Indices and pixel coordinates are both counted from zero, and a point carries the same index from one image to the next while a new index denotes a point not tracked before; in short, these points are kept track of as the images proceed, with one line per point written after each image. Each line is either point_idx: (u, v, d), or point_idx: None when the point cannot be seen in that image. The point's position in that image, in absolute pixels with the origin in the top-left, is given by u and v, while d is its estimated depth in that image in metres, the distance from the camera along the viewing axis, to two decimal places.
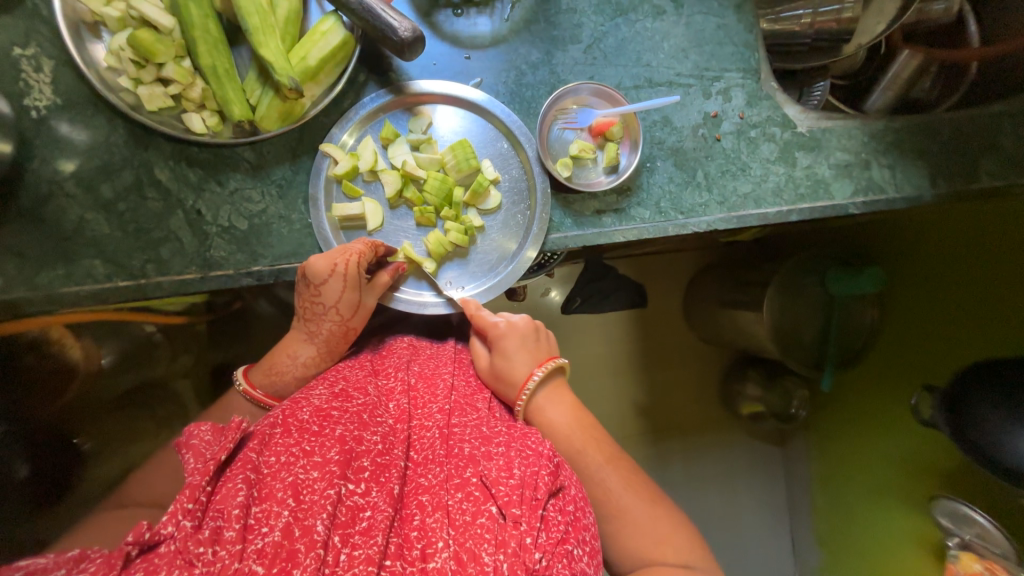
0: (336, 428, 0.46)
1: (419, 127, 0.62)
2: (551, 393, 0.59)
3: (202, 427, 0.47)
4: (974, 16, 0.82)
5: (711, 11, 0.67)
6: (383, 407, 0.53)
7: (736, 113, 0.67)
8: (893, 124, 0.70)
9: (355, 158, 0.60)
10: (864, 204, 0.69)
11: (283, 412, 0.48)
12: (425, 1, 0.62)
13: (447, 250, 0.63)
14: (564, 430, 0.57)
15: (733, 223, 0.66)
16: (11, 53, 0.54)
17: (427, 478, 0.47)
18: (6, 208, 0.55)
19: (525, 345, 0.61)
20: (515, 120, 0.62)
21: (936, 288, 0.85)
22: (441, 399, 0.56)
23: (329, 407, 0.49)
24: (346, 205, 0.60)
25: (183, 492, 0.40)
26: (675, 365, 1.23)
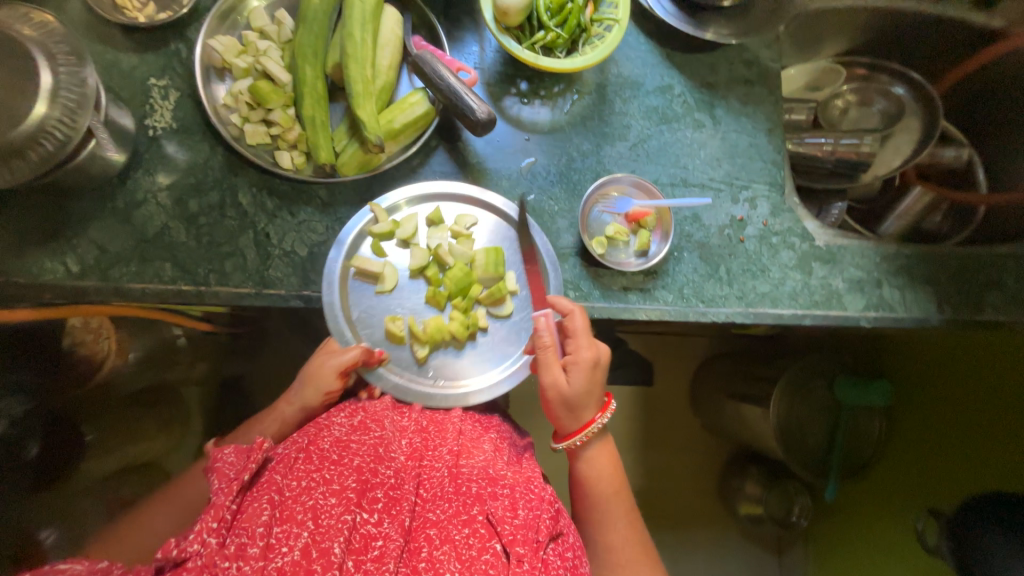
0: (354, 459, 0.49)
1: (464, 221, 0.67)
2: (603, 438, 0.61)
3: (226, 451, 0.47)
4: (982, 165, 0.92)
5: (744, 131, 0.76)
6: (396, 443, 0.54)
7: (760, 220, 0.74)
8: (904, 250, 0.76)
9: (395, 226, 0.65)
10: (874, 320, 0.73)
11: (308, 438, 0.51)
12: (498, 89, 0.72)
13: (443, 338, 0.65)
14: (598, 475, 0.59)
15: (750, 318, 0.70)
16: (147, 82, 0.64)
17: (436, 512, 0.47)
18: (102, 205, 0.61)
19: (600, 384, 0.59)
20: (550, 247, 0.66)
21: (943, 410, 0.87)
22: (449, 441, 0.56)
23: (348, 438, 0.51)
24: (367, 259, 0.64)
25: (207, 511, 0.43)
26: (676, 451, 1.21)
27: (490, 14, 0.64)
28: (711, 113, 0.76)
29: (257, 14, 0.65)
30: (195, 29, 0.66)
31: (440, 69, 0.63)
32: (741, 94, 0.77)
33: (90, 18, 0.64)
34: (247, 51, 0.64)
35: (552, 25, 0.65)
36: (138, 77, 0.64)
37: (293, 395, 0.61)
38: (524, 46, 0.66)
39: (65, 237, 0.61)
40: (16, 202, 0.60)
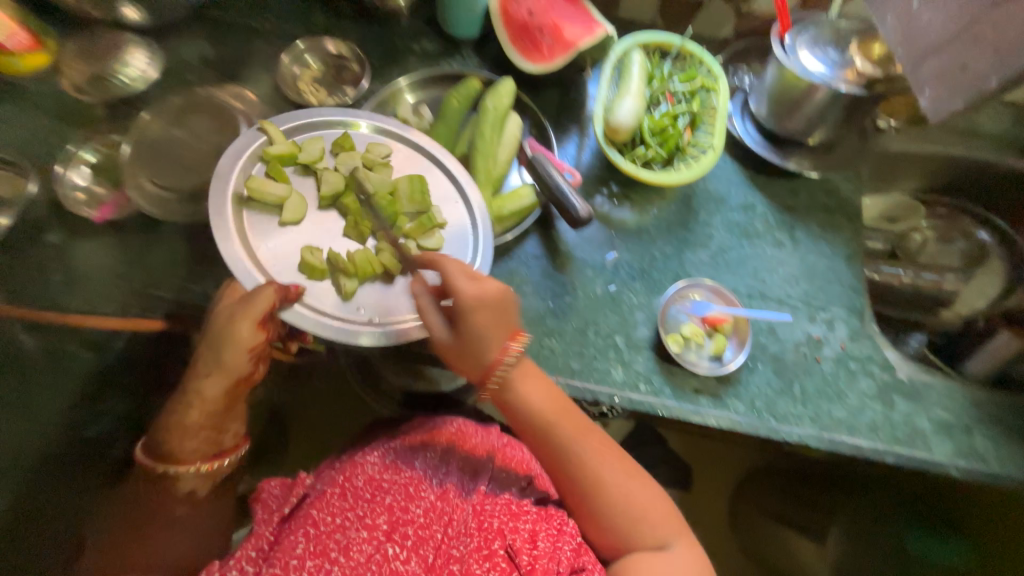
0: (386, 498, 0.56)
1: (378, 152, 0.69)
2: (522, 371, 0.58)
3: (272, 483, 0.60)
4: None
5: (823, 254, 0.79)
6: (429, 481, 0.59)
7: (838, 343, 0.74)
8: (995, 398, 0.73)
9: (296, 148, 0.65)
10: (965, 469, 0.68)
11: (344, 473, 0.58)
12: (592, 186, 0.80)
13: (375, 270, 0.63)
14: (535, 413, 0.57)
15: (824, 444, 0.68)
16: None
17: (458, 549, 0.53)
18: None
19: (498, 320, 0.56)
20: (473, 185, 0.70)
21: None
22: (480, 477, 0.60)
23: (381, 477, 0.58)
24: (270, 181, 0.63)
25: (251, 541, 0.53)
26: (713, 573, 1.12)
27: (600, 130, 0.73)
28: (791, 233, 0.80)
29: (405, 108, 0.79)
30: None
31: (549, 170, 0.72)
32: (821, 220, 0.81)
33: (272, 94, 0.78)
34: None
35: (653, 144, 0.74)
36: None
37: (209, 363, 0.57)
38: (625, 158, 0.75)
39: (208, 265, 0.70)
40: (176, 229, 0.70)
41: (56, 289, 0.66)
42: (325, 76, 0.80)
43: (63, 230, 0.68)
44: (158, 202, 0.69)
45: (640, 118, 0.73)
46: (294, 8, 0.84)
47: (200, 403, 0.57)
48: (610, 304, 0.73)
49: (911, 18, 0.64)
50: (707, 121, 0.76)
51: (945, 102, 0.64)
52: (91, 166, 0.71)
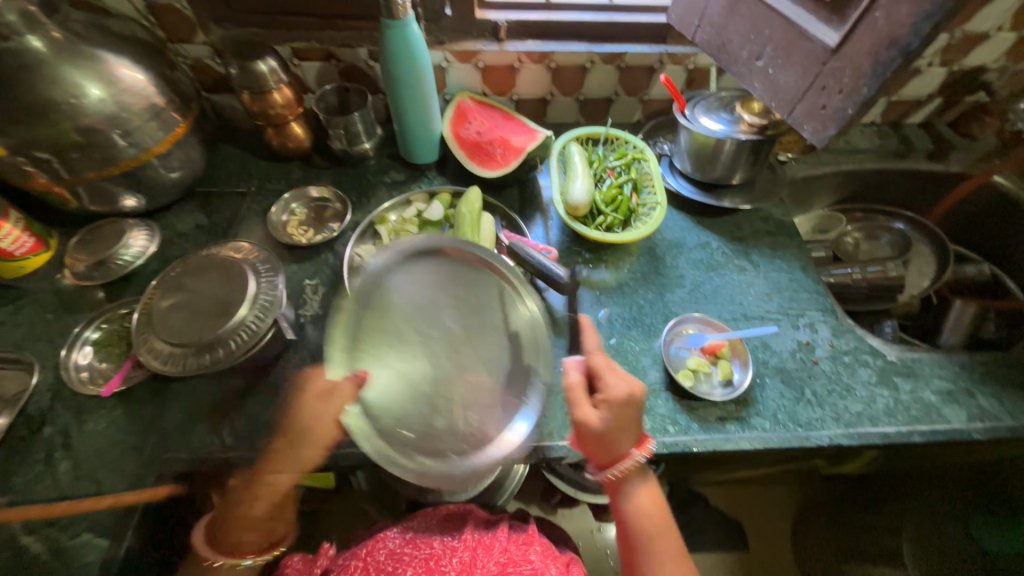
0: (408, 569, 0.64)
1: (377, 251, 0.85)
2: (638, 481, 0.65)
3: (296, 558, 0.67)
4: (1008, 279, 1.07)
5: (782, 269, 0.89)
6: (447, 558, 0.66)
7: (826, 342, 0.80)
8: (977, 358, 0.81)
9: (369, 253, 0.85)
10: (985, 430, 0.73)
11: (367, 551, 0.68)
12: (567, 256, 0.89)
13: None
14: (638, 503, 0.65)
15: (854, 439, 0.71)
16: (302, 283, 0.83)
17: None
18: (257, 381, 0.72)
19: (629, 416, 0.62)
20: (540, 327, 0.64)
21: None
22: (495, 554, 0.66)
23: (400, 551, 0.68)
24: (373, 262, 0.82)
25: None
26: None
27: (562, 209, 0.85)
28: (748, 258, 0.90)
29: (389, 225, 0.87)
30: (340, 243, 0.88)
31: (529, 250, 0.80)
32: (769, 242, 0.93)
33: (269, 244, 0.87)
34: None
35: (609, 211, 0.86)
36: (297, 281, 0.83)
37: (279, 462, 0.64)
38: (589, 228, 0.86)
39: (221, 412, 0.69)
40: (188, 385, 0.71)
41: (65, 480, 0.63)
42: (310, 219, 0.91)
43: (69, 414, 0.68)
44: (168, 360, 0.66)
45: (592, 194, 0.85)
46: (275, 171, 0.97)
47: (263, 496, 0.67)
48: (616, 356, 0.77)
49: (772, 81, 0.74)
50: (647, 184, 0.90)
51: (823, 133, 0.70)
52: (95, 344, 0.73)
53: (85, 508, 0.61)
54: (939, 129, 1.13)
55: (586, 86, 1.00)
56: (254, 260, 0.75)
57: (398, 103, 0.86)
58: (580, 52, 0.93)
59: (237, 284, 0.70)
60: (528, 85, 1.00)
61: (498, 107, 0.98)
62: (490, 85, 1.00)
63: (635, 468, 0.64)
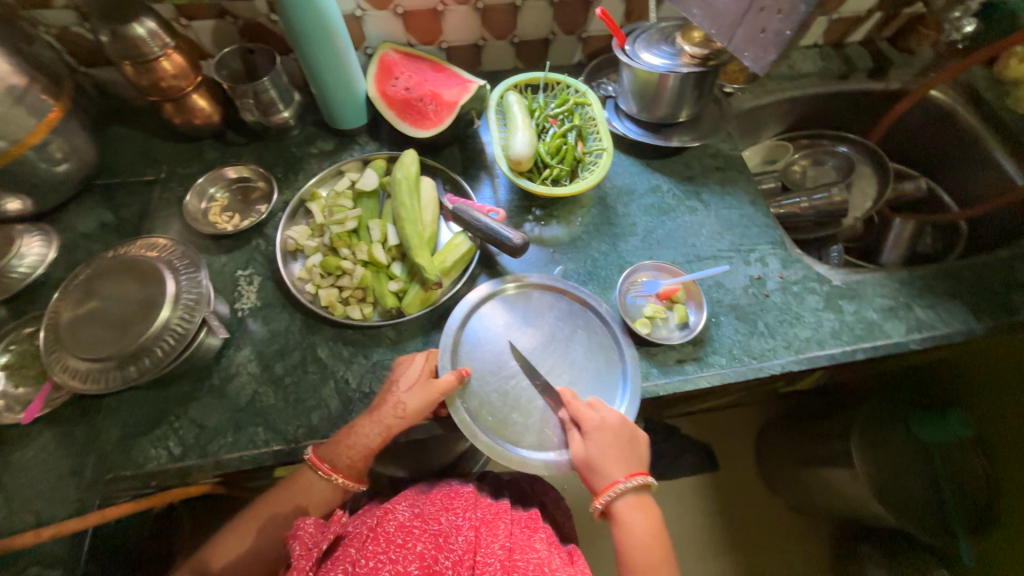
0: (417, 544, 0.57)
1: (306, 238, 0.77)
2: (634, 503, 0.60)
3: (308, 521, 0.56)
4: (942, 191, 1.11)
5: (732, 206, 0.89)
6: (454, 538, 0.61)
7: (776, 275, 0.82)
8: (915, 273, 0.84)
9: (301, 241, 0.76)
10: (921, 340, 0.77)
11: (375, 522, 0.60)
12: (517, 215, 0.85)
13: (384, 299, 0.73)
14: (638, 542, 0.58)
15: (804, 364, 0.74)
16: (235, 274, 0.76)
17: None
18: (200, 385, 0.67)
19: (618, 441, 0.62)
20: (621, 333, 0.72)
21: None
22: (502, 537, 0.62)
23: (410, 524, 0.60)
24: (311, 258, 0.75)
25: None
26: (757, 517, 1.40)
27: (505, 166, 0.80)
28: (700, 198, 0.89)
29: (322, 201, 0.79)
30: (271, 226, 0.81)
31: (474, 214, 0.76)
32: (718, 179, 0.91)
33: (191, 236, 0.79)
34: (315, 233, 0.78)
35: (555, 163, 0.82)
36: (228, 273, 0.76)
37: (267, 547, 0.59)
38: (536, 183, 0.82)
39: (165, 422, 0.65)
40: (122, 399, 0.66)
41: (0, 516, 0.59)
42: (233, 203, 0.83)
43: None
44: (88, 377, 0.61)
45: (535, 146, 0.80)
46: (184, 153, 0.87)
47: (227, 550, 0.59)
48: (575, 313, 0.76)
49: (709, 6, 0.70)
50: (592, 130, 0.86)
51: (763, 58, 0.67)
52: (4, 368, 0.66)
53: (24, 544, 0.55)
54: (879, 46, 1.12)
55: (520, 26, 0.93)
56: (170, 256, 0.67)
57: (308, 62, 0.77)
58: None
59: (154, 286, 0.63)
60: (456, 30, 0.91)
61: (427, 58, 0.89)
62: (414, 33, 0.90)
63: (632, 492, 0.60)
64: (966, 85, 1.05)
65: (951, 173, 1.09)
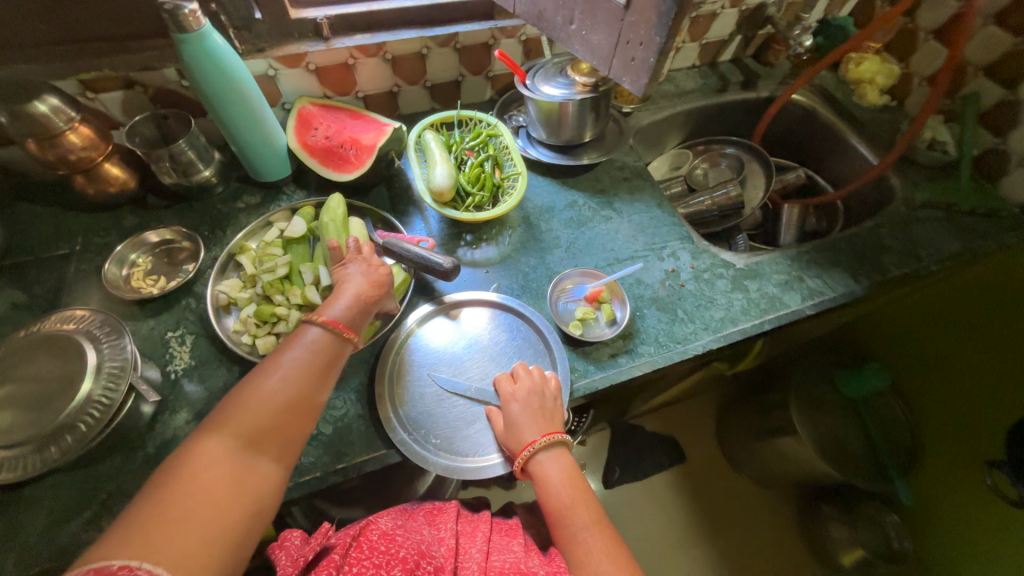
0: (401, 550, 0.57)
1: (238, 289, 0.77)
2: (550, 458, 0.65)
3: (293, 534, 0.60)
4: (819, 176, 1.28)
5: (642, 210, 0.98)
6: (435, 546, 0.62)
7: (687, 266, 0.91)
8: (803, 249, 0.96)
9: (233, 294, 0.77)
10: (815, 305, 0.88)
11: (358, 530, 0.59)
12: (448, 242, 0.89)
13: None
14: (555, 489, 0.63)
15: (722, 341, 0.82)
16: (164, 336, 0.75)
17: None
18: (134, 454, 0.65)
19: (530, 408, 0.67)
20: (555, 336, 0.78)
21: (933, 351, 1.15)
22: (479, 543, 0.65)
23: (393, 532, 0.59)
24: (244, 308, 0.75)
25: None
26: (727, 500, 1.45)
27: (429, 198, 0.85)
28: (613, 207, 0.98)
29: (252, 252, 0.80)
30: (200, 283, 0.80)
31: (405, 245, 0.79)
32: (627, 188, 1.01)
33: (113, 304, 0.77)
34: (247, 284, 0.78)
35: (476, 191, 0.88)
36: (158, 335, 0.75)
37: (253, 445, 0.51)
38: (460, 211, 0.87)
39: (96, 501, 0.61)
40: (45, 485, 0.62)
41: None
42: (158, 266, 0.82)
43: None
44: (4, 466, 0.57)
45: (455, 177, 0.87)
46: (100, 223, 0.85)
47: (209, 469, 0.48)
48: (512, 325, 0.81)
49: (588, 42, 0.80)
50: (507, 157, 0.94)
51: (638, 80, 0.76)
52: None
53: None
54: (746, 62, 1.30)
55: (429, 72, 1.00)
56: (90, 327, 0.65)
57: (223, 120, 0.79)
58: (412, 39, 0.92)
59: (73, 359, 0.62)
60: (369, 81, 0.98)
61: (344, 108, 0.94)
62: (329, 86, 0.95)
63: (547, 447, 0.65)
64: (819, 88, 1.24)
65: (823, 162, 1.27)
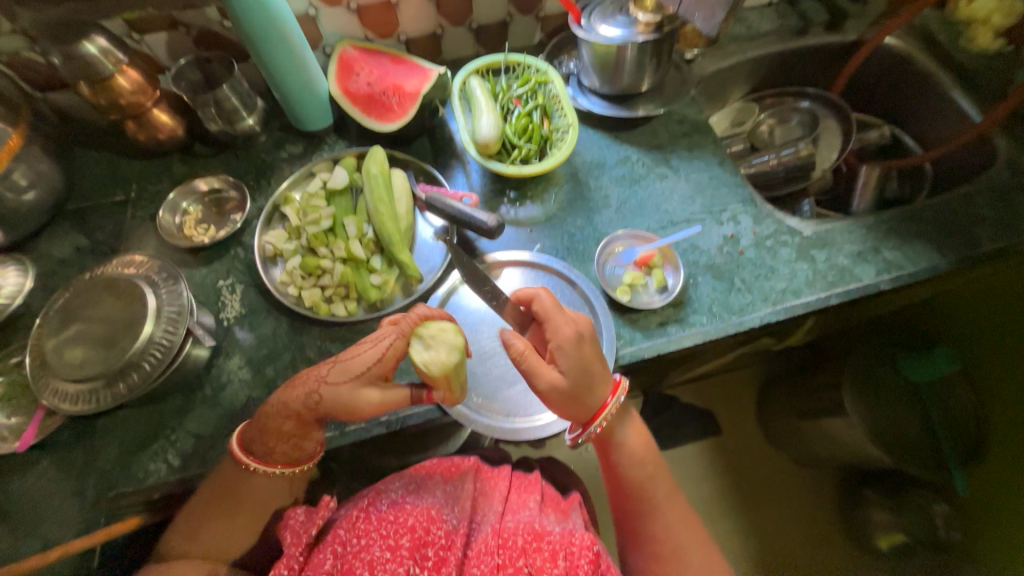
0: (409, 519, 0.57)
1: (283, 241, 0.77)
2: (625, 423, 0.64)
3: (297, 510, 0.61)
4: (906, 135, 1.14)
5: (701, 169, 0.90)
6: (450, 510, 0.61)
7: (749, 231, 0.84)
8: (883, 217, 0.86)
9: (278, 247, 0.77)
10: (891, 280, 0.80)
11: (368, 500, 0.60)
12: (491, 199, 0.86)
13: (367, 291, 0.75)
14: (637, 460, 0.64)
15: (782, 314, 0.76)
16: (216, 284, 0.77)
17: (479, 569, 0.54)
18: (194, 395, 0.68)
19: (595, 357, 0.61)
20: (601, 300, 0.75)
21: (1010, 337, 1.05)
22: (497, 503, 0.63)
23: (403, 500, 0.60)
24: (291, 261, 0.76)
25: (280, 562, 0.55)
26: (761, 475, 1.41)
27: (474, 150, 0.81)
28: (669, 165, 0.90)
29: (295, 204, 0.80)
30: (247, 233, 0.81)
31: (449, 202, 0.77)
32: (686, 144, 0.93)
33: (167, 252, 0.79)
34: (292, 236, 0.78)
35: (523, 143, 0.83)
36: (210, 283, 0.77)
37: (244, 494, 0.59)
38: (506, 165, 0.83)
39: (163, 437, 0.66)
40: (117, 418, 0.66)
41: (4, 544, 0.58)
42: (207, 215, 0.83)
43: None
44: (80, 399, 0.61)
45: (501, 127, 0.81)
46: (152, 170, 0.86)
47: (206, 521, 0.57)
48: (557, 287, 0.78)
49: None
50: (556, 107, 0.87)
51: (712, 18, 0.69)
52: None
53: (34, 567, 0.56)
54: None
55: (475, 11, 0.93)
56: (148, 272, 0.67)
57: (263, 61, 0.76)
58: None
59: (135, 303, 0.64)
60: (412, 21, 0.91)
61: (385, 52, 0.89)
62: (371, 27, 0.90)
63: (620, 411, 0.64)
64: (920, 29, 1.07)
65: (913, 118, 1.12)
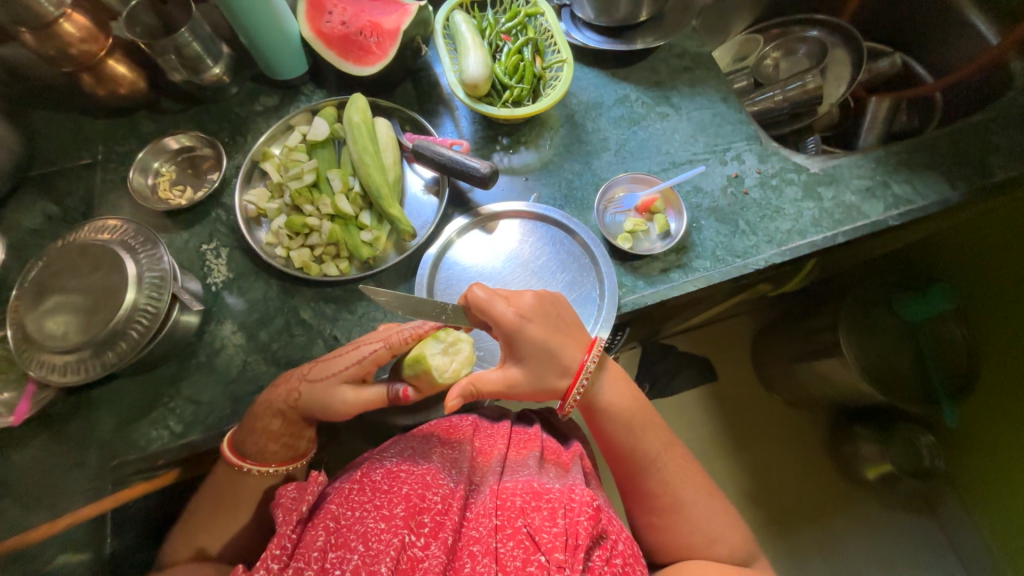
0: (403, 487, 0.55)
1: (265, 201, 0.73)
2: (607, 384, 0.63)
3: (288, 487, 0.56)
4: (917, 62, 1.07)
5: (704, 106, 0.85)
6: (446, 473, 0.60)
7: (753, 171, 0.80)
8: (892, 149, 0.82)
9: (260, 207, 0.73)
10: (900, 215, 0.77)
11: (361, 473, 0.58)
12: (483, 147, 0.81)
13: (359, 249, 0.72)
14: (624, 423, 0.62)
15: (787, 255, 0.74)
16: (200, 249, 0.73)
17: (477, 530, 0.52)
18: (189, 362, 0.67)
19: (563, 330, 0.60)
20: (602, 249, 0.72)
21: (1007, 271, 1.05)
22: (496, 463, 0.62)
23: (398, 469, 0.58)
24: (275, 220, 0.72)
25: (272, 541, 0.50)
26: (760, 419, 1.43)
27: (462, 93, 0.75)
28: (670, 102, 0.85)
29: (275, 159, 0.75)
30: (227, 194, 0.77)
31: (438, 149, 0.72)
32: (687, 79, 0.87)
33: (144, 216, 0.75)
34: (274, 195, 0.74)
35: (514, 84, 0.78)
36: (193, 248, 0.73)
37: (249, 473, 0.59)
38: (497, 108, 0.77)
39: (161, 405, 0.65)
40: (112, 388, 0.65)
41: (13, 513, 0.58)
42: (182, 176, 0.78)
43: None
44: (69, 370, 0.59)
45: (490, 66, 0.76)
46: (116, 129, 0.80)
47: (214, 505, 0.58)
48: (555, 237, 0.75)
49: None
50: (548, 43, 0.81)
51: None
52: None
53: (44, 535, 0.56)
54: None
55: None
56: (124, 237, 0.64)
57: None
58: None
59: (114, 269, 0.61)
60: None
61: None
62: None
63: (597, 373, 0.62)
64: None
65: (925, 43, 1.05)
